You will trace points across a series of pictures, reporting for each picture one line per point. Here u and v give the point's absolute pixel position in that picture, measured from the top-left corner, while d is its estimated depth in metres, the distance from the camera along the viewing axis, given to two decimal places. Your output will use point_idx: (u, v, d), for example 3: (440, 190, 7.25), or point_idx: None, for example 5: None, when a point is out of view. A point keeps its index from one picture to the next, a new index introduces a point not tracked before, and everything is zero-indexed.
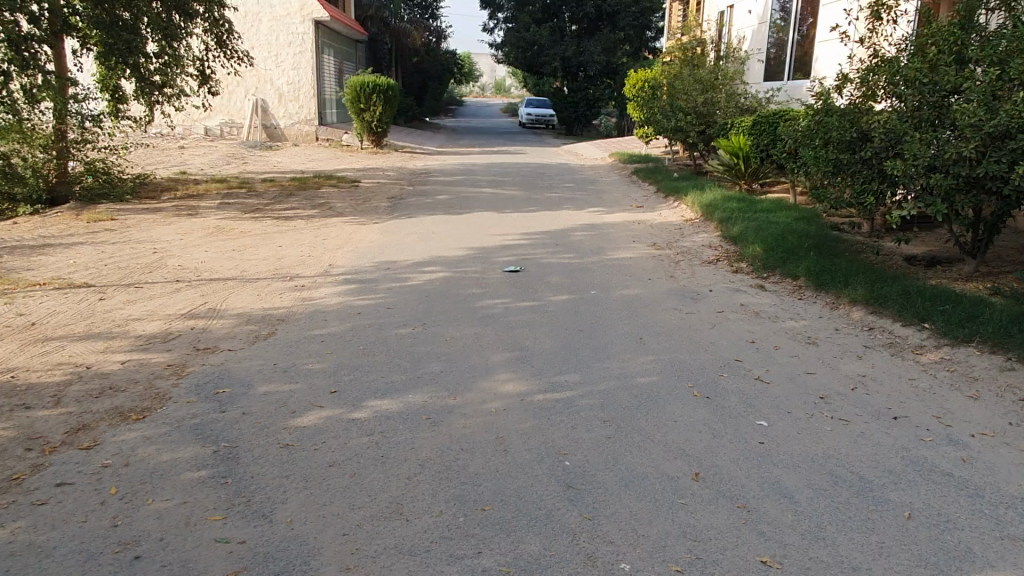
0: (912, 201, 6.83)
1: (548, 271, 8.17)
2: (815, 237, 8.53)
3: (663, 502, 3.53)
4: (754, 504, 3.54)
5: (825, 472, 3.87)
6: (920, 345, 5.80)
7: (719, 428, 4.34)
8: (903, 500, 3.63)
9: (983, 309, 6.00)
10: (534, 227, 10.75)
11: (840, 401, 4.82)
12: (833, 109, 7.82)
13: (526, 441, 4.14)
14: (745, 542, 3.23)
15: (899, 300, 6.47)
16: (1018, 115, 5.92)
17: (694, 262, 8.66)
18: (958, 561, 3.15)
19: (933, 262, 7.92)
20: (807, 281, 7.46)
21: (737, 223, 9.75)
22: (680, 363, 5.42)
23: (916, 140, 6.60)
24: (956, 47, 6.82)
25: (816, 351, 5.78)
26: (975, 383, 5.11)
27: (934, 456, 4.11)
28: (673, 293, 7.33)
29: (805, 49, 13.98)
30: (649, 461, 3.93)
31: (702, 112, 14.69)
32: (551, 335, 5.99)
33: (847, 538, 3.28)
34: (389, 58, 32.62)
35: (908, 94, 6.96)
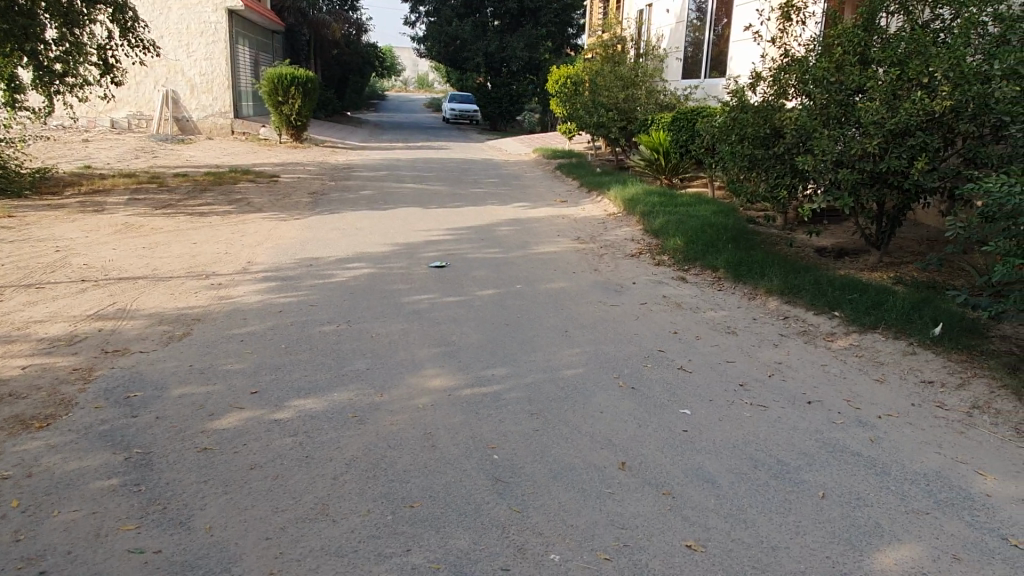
0: (822, 195, 7.14)
1: (474, 266, 8.15)
2: (732, 230, 8.81)
3: (590, 492, 3.58)
4: (678, 491, 3.63)
5: (745, 457, 4.00)
6: (831, 332, 6.08)
7: (643, 418, 4.42)
8: (818, 480, 3.79)
9: (887, 297, 6.34)
10: (459, 222, 10.71)
11: (758, 388, 4.99)
12: (747, 106, 8.09)
13: (454, 436, 4.11)
14: (670, 527, 3.31)
15: (811, 290, 6.77)
16: (917, 113, 6.26)
17: (618, 255, 8.80)
18: (869, 536, 3.31)
19: (841, 253, 8.31)
20: (726, 273, 7.70)
21: (659, 216, 9.98)
22: (606, 355, 5.50)
23: (824, 137, 6.90)
24: (859, 48, 7.17)
25: (735, 341, 5.97)
26: (881, 367, 5.39)
27: (845, 437, 4.30)
28: (598, 286, 7.43)
29: (720, 48, 14.45)
30: (577, 452, 3.97)
31: (623, 108, 15.04)
32: (479, 330, 5.97)
33: (766, 520, 3.40)
34: (307, 51, 31.82)
35: (816, 92, 7.26)
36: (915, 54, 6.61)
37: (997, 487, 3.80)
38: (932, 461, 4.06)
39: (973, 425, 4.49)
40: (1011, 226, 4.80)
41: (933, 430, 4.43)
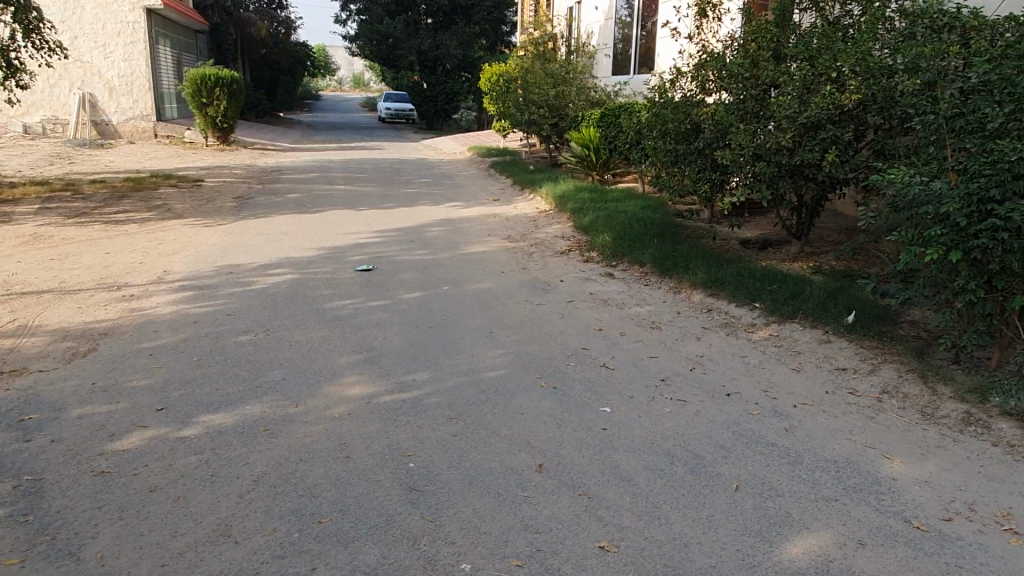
0: (742, 188, 7.26)
1: (401, 268, 8.02)
2: (659, 225, 8.91)
3: (506, 497, 3.53)
4: (594, 491, 3.61)
5: (661, 453, 4.01)
6: (752, 324, 6.18)
7: (564, 417, 4.41)
8: (733, 473, 3.83)
9: (805, 287, 6.49)
10: (388, 223, 10.55)
11: (679, 382, 5.03)
12: (669, 101, 8.17)
13: (369, 445, 4.01)
14: (584, 528, 3.29)
15: (733, 282, 6.87)
16: (828, 106, 6.41)
17: (547, 253, 8.79)
18: (780, 527, 3.35)
19: (765, 244, 8.48)
20: (652, 268, 7.76)
21: (588, 213, 10.01)
22: (529, 355, 5.47)
23: (741, 131, 7.01)
24: (773, 44, 7.31)
25: (659, 335, 6.02)
26: (798, 356, 5.51)
27: (760, 428, 4.37)
28: (525, 285, 7.40)
29: (648, 45, 14.63)
30: (494, 456, 3.92)
31: (554, 105, 15.01)
32: (402, 334, 5.87)
33: (679, 516, 3.41)
34: (234, 50, 30.94)
35: (733, 88, 7.38)
36: (825, 49, 6.79)
37: (902, 470, 3.91)
38: (843, 447, 4.15)
39: (882, 410, 4.62)
40: (914, 215, 4.95)
41: (845, 417, 4.54)
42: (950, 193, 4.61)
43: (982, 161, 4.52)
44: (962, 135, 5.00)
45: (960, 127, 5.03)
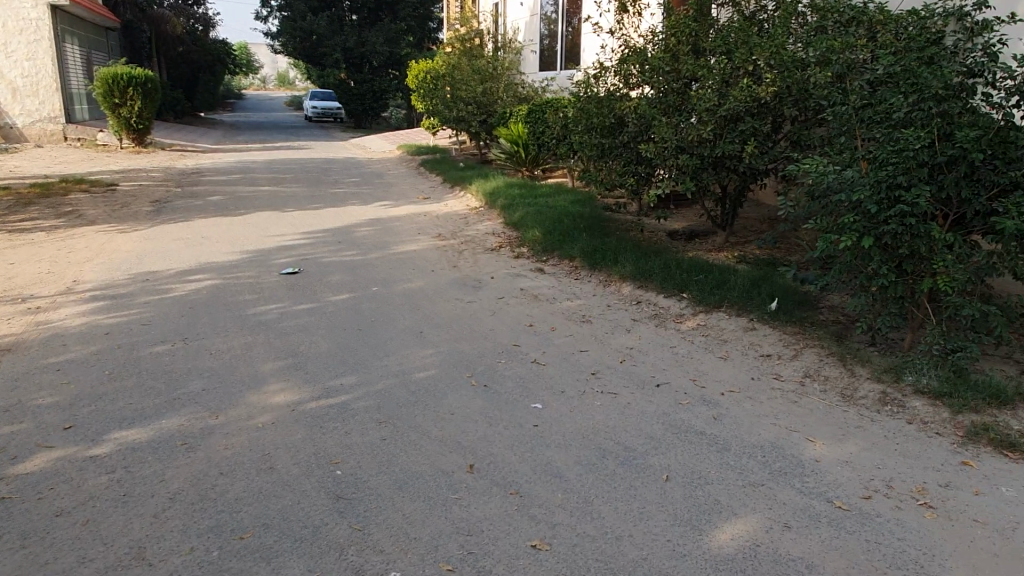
0: (666, 180, 7.36)
1: (328, 270, 7.83)
2: (588, 219, 8.96)
3: (437, 500, 3.46)
4: (526, 489, 3.58)
5: (592, 447, 4.01)
6: (680, 314, 6.27)
7: (495, 415, 4.37)
8: (662, 463, 3.86)
9: (730, 276, 6.62)
10: (315, 225, 10.29)
11: (609, 375, 5.06)
12: (593, 96, 8.22)
13: (295, 454, 3.88)
14: (516, 528, 3.25)
15: (660, 273, 6.96)
16: (745, 99, 6.56)
17: (478, 250, 8.73)
18: (709, 514, 3.40)
19: (692, 235, 8.63)
20: (582, 262, 7.79)
21: (518, 209, 10.00)
22: (460, 353, 5.41)
23: (663, 124, 7.12)
24: (691, 38, 7.43)
25: (589, 329, 6.05)
26: (725, 344, 5.61)
27: (689, 417, 4.42)
28: (456, 283, 7.33)
29: (573, 41, 14.73)
30: (424, 459, 3.84)
31: (481, 102, 14.95)
32: (328, 337, 5.72)
33: (611, 509, 3.41)
34: (148, 48, 29.71)
35: (655, 82, 7.48)
36: (741, 43, 6.94)
37: (825, 452, 4.01)
38: (768, 432, 4.24)
39: (805, 394, 4.74)
40: (829, 203, 5.09)
41: (770, 403, 4.64)
42: (861, 181, 4.77)
43: (889, 150, 4.68)
44: (871, 125, 5.16)
45: (868, 117, 5.20)
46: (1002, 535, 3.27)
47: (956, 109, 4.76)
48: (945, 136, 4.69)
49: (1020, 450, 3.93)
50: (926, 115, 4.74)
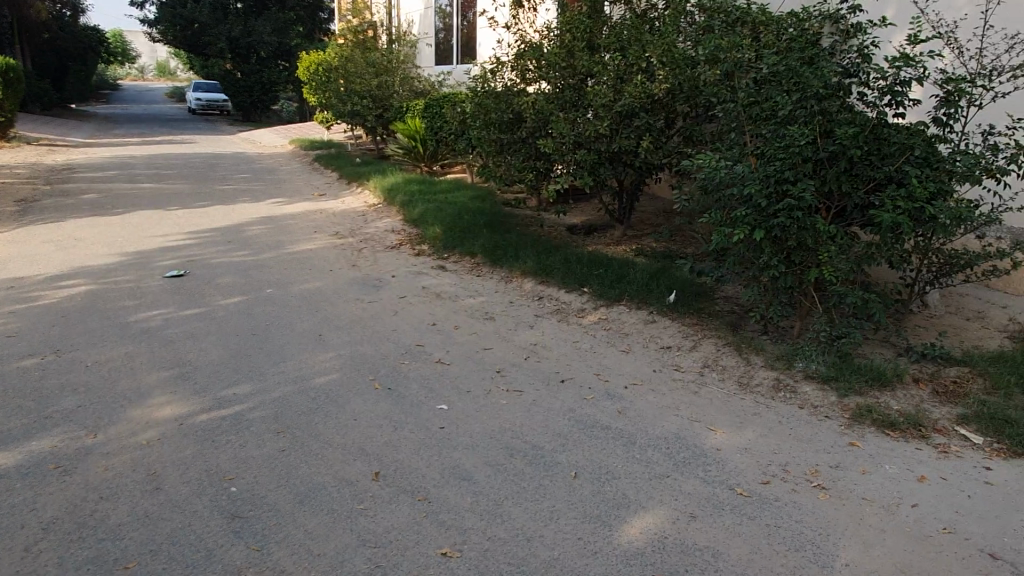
0: (565, 175, 7.41)
1: (217, 272, 7.43)
2: (488, 215, 8.92)
3: (340, 512, 3.31)
4: (434, 494, 3.49)
5: (500, 447, 3.96)
6: (582, 308, 6.32)
7: (400, 419, 4.25)
8: (570, 460, 3.85)
9: (629, 269, 6.74)
10: (202, 224, 9.75)
11: (514, 373, 5.03)
12: (491, 91, 8.17)
13: (184, 472, 3.62)
14: (425, 536, 3.16)
15: (562, 268, 6.99)
16: (639, 95, 6.69)
17: (377, 248, 8.51)
18: (617, 509, 3.42)
19: (591, 229, 8.74)
20: (483, 258, 7.74)
21: (417, 205, 9.84)
22: (361, 356, 5.23)
23: (561, 120, 7.16)
24: (586, 35, 7.50)
25: (493, 326, 6.00)
26: (626, 338, 5.70)
27: (595, 412, 4.45)
28: (355, 283, 7.11)
29: (469, 35, 14.65)
30: (327, 469, 3.68)
31: (377, 96, 14.63)
32: (219, 344, 5.41)
33: (521, 510, 3.37)
34: (8, 34, 27.37)
35: (551, 78, 7.51)
36: (634, 41, 7.05)
37: (724, 440, 4.13)
38: (671, 423, 4.33)
39: (703, 384, 4.88)
40: (722, 197, 5.24)
41: (672, 394, 4.74)
42: (751, 175, 4.94)
43: (776, 146, 4.85)
44: (758, 122, 5.33)
45: (755, 114, 5.36)
46: (888, 511, 3.46)
47: (835, 107, 4.99)
48: (826, 133, 4.91)
49: (900, 429, 4.18)
50: (808, 113, 4.93)
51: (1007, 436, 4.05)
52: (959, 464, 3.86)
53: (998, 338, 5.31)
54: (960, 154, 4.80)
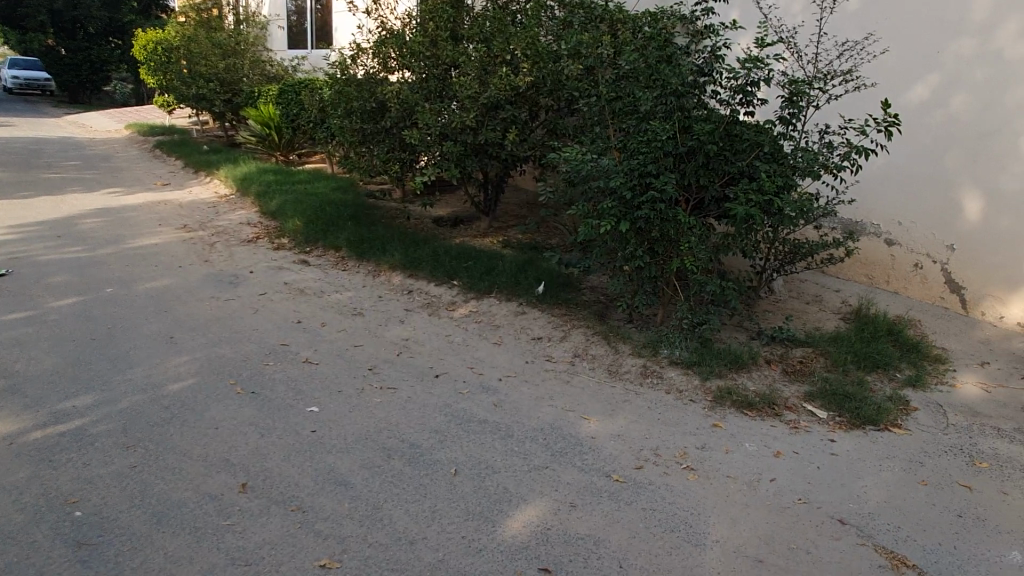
0: (431, 167, 7.29)
1: (46, 270, 6.69)
2: (351, 207, 8.63)
3: (206, 530, 3.07)
4: (308, 503, 3.31)
5: (377, 448, 3.83)
6: (452, 301, 6.25)
7: (266, 425, 4.00)
8: (450, 457, 3.79)
9: (497, 261, 6.75)
10: (25, 217, 8.76)
11: (386, 370, 4.89)
12: (351, 79, 7.88)
13: (17, 499, 3.22)
14: (301, 549, 2.99)
15: (431, 261, 6.89)
16: (504, 88, 6.70)
17: (231, 243, 8.00)
18: (500, 504, 3.40)
19: (457, 221, 8.67)
20: (348, 251, 7.48)
21: (274, 196, 9.35)
22: (219, 358, 4.89)
23: (427, 110, 7.03)
24: (449, 25, 7.41)
25: (362, 322, 5.81)
26: (498, 330, 5.70)
27: (471, 406, 4.42)
28: (209, 280, 6.65)
29: (325, 19, 14.12)
30: (187, 483, 3.40)
31: (225, 79, 13.66)
32: (53, 351, 4.86)
33: (402, 513, 3.27)
34: None
35: (414, 66, 7.35)
36: (498, 32, 7.04)
37: (598, 428, 4.23)
38: (547, 414, 4.37)
39: (575, 374, 4.98)
40: (587, 189, 5.35)
41: (545, 385, 4.80)
42: (615, 169, 5.07)
43: (638, 141, 5.01)
44: (621, 117, 5.48)
45: (618, 109, 5.50)
46: (750, 487, 3.68)
47: (691, 104, 5.22)
48: (684, 128, 5.11)
49: (757, 408, 4.47)
50: (668, 109, 5.14)
51: (847, 409, 4.43)
52: (808, 438, 4.18)
53: (834, 319, 5.81)
54: (800, 151, 5.15)
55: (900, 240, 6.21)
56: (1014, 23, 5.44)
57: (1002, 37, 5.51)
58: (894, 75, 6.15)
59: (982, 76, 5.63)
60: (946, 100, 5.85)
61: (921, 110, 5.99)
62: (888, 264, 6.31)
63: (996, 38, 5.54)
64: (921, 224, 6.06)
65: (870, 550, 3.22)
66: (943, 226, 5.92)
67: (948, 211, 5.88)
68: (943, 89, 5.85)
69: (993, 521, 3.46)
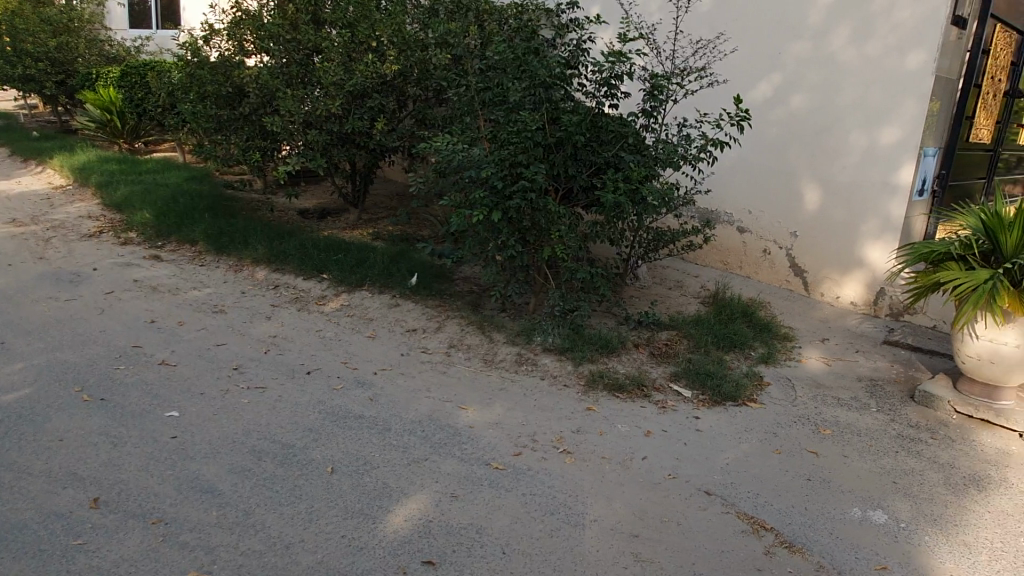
0: (294, 156, 6.97)
1: None
2: (207, 198, 8.13)
3: (53, 552, 2.80)
4: (171, 514, 3.09)
5: (246, 451, 3.64)
6: (322, 296, 6.04)
7: (120, 434, 3.70)
8: (325, 455, 3.67)
9: (368, 254, 6.59)
10: None
11: (253, 368, 4.65)
12: (204, 61, 7.40)
13: None
14: (164, 563, 2.79)
15: (297, 254, 6.63)
16: (371, 76, 6.52)
17: (69, 237, 7.30)
18: (379, 500, 3.33)
19: (324, 214, 8.38)
20: (205, 245, 7.04)
21: (120, 187, 8.64)
22: (61, 364, 4.46)
23: (288, 96, 6.71)
24: (310, 7, 7.11)
25: (224, 320, 5.49)
26: (371, 323, 5.58)
27: (346, 402, 4.29)
28: (45, 279, 6.04)
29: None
30: (28, 503, 3.08)
31: (57, 59, 12.31)
32: None
33: (276, 517, 3.13)
34: None
35: (273, 50, 7.00)
36: (361, 18, 6.83)
37: (477, 417, 4.24)
38: (425, 406, 4.33)
39: (451, 364, 4.97)
40: (459, 179, 5.32)
41: (422, 377, 4.75)
42: (486, 159, 5.07)
43: (509, 131, 5.03)
44: (490, 107, 5.49)
45: (487, 99, 5.52)
46: (623, 466, 3.82)
47: (559, 96, 5.27)
48: (553, 120, 5.18)
49: (627, 391, 4.64)
50: (537, 100, 5.18)
51: (709, 387, 4.69)
52: (675, 416, 4.40)
53: (694, 303, 6.14)
54: (661, 143, 5.39)
55: (750, 227, 6.67)
56: (843, 29, 5.93)
57: (834, 41, 5.99)
58: (742, 74, 6.57)
59: (817, 77, 6.11)
60: (787, 98, 6.31)
61: (766, 107, 6.45)
62: (741, 250, 6.77)
63: (829, 42, 6.01)
64: (768, 212, 6.52)
65: (733, 517, 3.43)
66: (786, 214, 6.40)
67: (790, 201, 6.36)
68: (785, 87, 6.32)
69: (837, 482, 3.80)
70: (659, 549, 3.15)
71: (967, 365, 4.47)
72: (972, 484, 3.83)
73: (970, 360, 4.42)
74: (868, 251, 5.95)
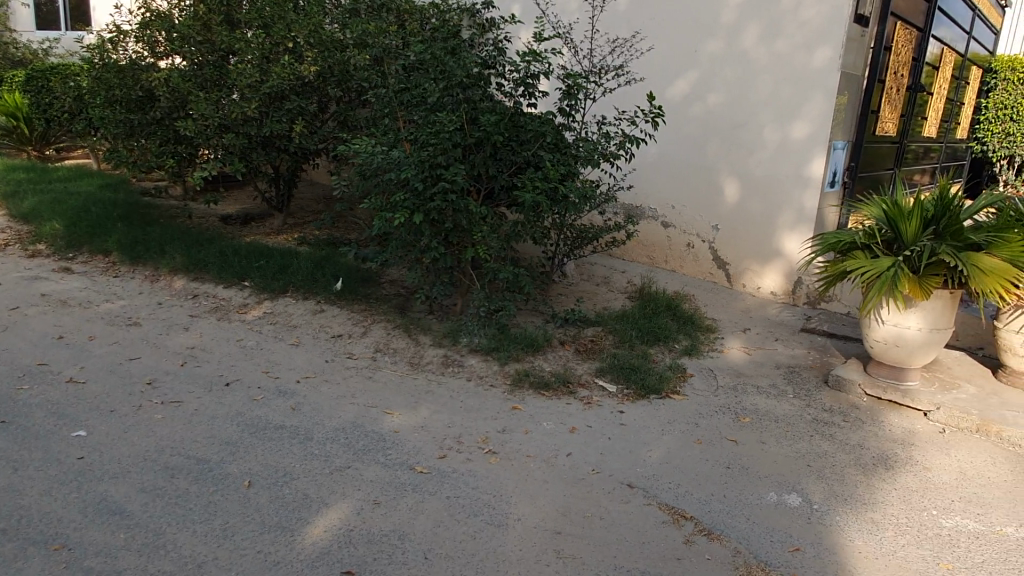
0: (211, 160, 6.75)
1: None
2: (122, 206, 7.82)
3: None
4: (75, 539, 2.96)
5: (159, 468, 3.52)
6: (243, 304, 5.89)
7: (21, 457, 3.52)
8: (243, 469, 3.57)
9: (292, 259, 6.45)
10: None
11: (168, 383, 4.49)
12: (113, 64, 7.11)
13: None
14: None
15: (218, 262, 6.44)
16: (288, 76, 6.36)
17: None
18: (298, 512, 3.26)
19: (247, 219, 8.18)
20: (120, 255, 6.77)
21: (27, 197, 8.23)
22: None
23: (202, 99, 6.49)
24: (223, 8, 6.99)
25: (138, 332, 5.29)
26: (294, 330, 5.46)
27: (266, 412, 4.19)
28: None
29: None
30: None
31: None
32: None
33: (187, 535, 3.03)
34: None
35: (186, 52, 6.79)
36: (278, 18, 6.71)
37: (401, 421, 4.20)
38: (349, 412, 4.26)
39: (377, 369, 4.91)
40: (379, 182, 5.24)
41: (346, 383, 4.67)
42: (406, 161, 5.00)
43: (427, 132, 4.97)
44: (410, 108, 5.42)
45: (406, 100, 5.45)
46: (547, 463, 3.84)
47: (477, 96, 5.27)
48: (472, 120, 5.14)
49: (552, 388, 4.67)
50: (455, 100, 5.14)
51: (634, 381, 4.76)
52: (600, 411, 4.45)
53: (620, 299, 6.22)
54: (580, 141, 5.43)
55: (674, 222, 6.79)
56: (754, 28, 6.10)
57: (746, 39, 6.16)
58: (660, 72, 6.69)
59: (732, 74, 6.27)
60: (704, 95, 6.46)
61: (684, 104, 6.58)
62: (665, 244, 6.90)
63: (741, 41, 6.18)
64: (690, 207, 6.66)
65: (654, 509, 3.49)
66: (707, 208, 6.55)
67: (710, 195, 6.51)
68: (701, 84, 6.46)
69: (754, 468, 3.90)
70: (582, 545, 3.17)
71: (875, 350, 4.65)
72: (880, 464, 3.99)
73: (878, 344, 4.61)
74: (785, 242, 6.13)
